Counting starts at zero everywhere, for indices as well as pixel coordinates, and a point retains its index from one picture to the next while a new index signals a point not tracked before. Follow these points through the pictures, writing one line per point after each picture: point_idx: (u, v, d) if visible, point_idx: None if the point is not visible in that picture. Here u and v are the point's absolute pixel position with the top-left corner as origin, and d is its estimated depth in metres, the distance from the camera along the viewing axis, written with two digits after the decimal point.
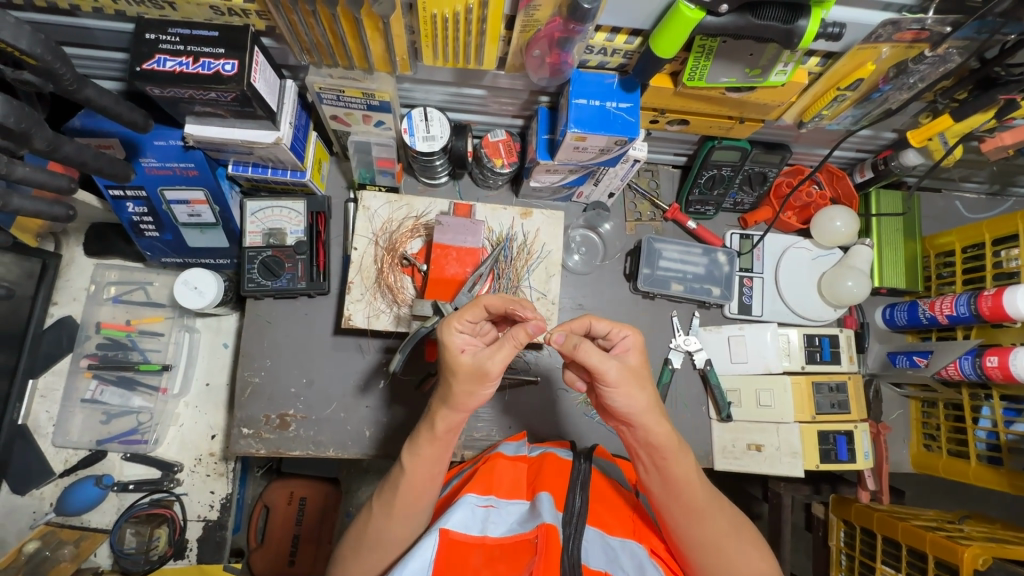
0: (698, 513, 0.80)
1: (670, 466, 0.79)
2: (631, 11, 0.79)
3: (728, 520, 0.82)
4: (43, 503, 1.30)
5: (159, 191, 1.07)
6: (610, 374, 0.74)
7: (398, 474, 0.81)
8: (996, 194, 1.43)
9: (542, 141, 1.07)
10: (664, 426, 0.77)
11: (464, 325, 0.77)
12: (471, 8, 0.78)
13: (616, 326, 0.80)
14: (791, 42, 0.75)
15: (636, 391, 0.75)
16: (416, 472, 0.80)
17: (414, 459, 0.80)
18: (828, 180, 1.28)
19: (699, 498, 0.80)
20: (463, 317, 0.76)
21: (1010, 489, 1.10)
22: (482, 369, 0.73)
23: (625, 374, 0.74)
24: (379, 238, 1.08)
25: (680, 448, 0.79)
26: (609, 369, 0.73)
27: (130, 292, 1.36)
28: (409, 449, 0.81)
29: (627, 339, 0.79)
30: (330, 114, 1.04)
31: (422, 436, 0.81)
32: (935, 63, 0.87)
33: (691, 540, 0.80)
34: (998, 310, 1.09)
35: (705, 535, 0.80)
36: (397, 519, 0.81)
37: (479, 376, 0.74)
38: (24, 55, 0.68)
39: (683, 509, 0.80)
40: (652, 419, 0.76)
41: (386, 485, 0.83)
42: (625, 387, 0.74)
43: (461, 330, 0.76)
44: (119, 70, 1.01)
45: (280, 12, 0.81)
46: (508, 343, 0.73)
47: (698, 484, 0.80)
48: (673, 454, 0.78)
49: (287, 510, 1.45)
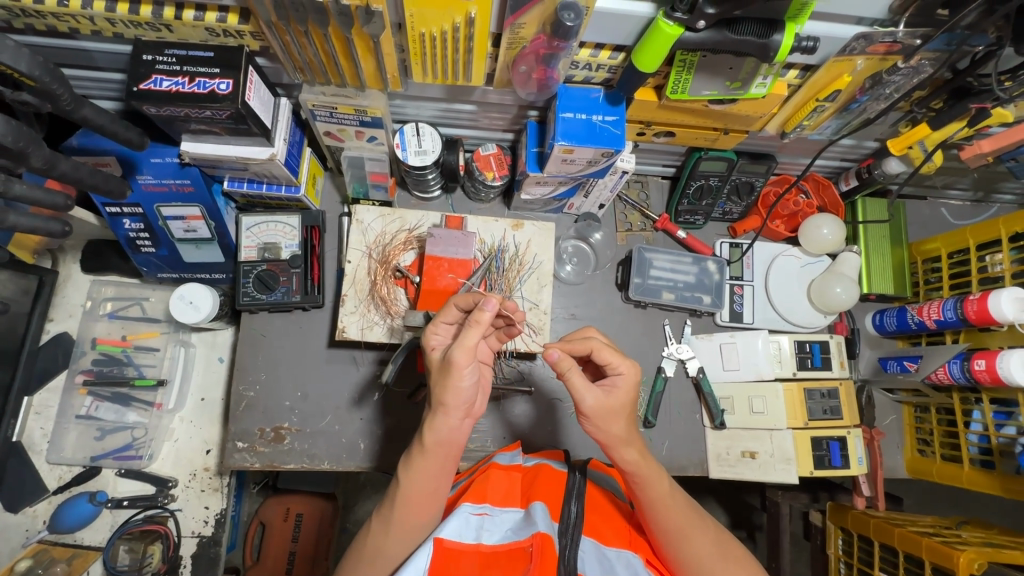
0: (681, 533, 0.80)
1: (645, 488, 0.81)
2: (613, 28, 0.81)
3: (712, 541, 0.82)
4: (36, 522, 1.29)
5: (155, 207, 1.09)
6: (586, 407, 0.78)
7: (395, 491, 0.81)
8: (980, 201, 1.45)
9: (532, 154, 1.09)
10: (633, 453, 0.81)
11: (442, 329, 0.84)
12: (458, 27, 0.80)
13: (615, 359, 0.81)
14: (767, 56, 0.77)
15: (609, 422, 0.79)
16: (419, 493, 0.80)
17: (412, 478, 0.80)
18: (815, 188, 1.31)
19: (676, 522, 0.80)
20: (439, 320, 0.83)
21: (1004, 493, 1.11)
22: (448, 361, 0.75)
23: (602, 409, 0.79)
24: (372, 251, 1.09)
25: (653, 471, 0.81)
26: (587, 400, 0.78)
27: (126, 307, 1.38)
28: (407, 465, 0.81)
29: (619, 378, 0.81)
30: (324, 130, 1.06)
31: (414, 451, 0.81)
32: (908, 75, 0.89)
33: (678, 561, 0.81)
34: (984, 314, 1.10)
35: (689, 555, 0.80)
36: (392, 537, 0.81)
37: (448, 368, 0.76)
38: (23, 76, 0.70)
39: (665, 530, 0.80)
40: (622, 448, 0.80)
41: (385, 501, 0.83)
42: (599, 417, 0.79)
43: (436, 332, 0.84)
44: (117, 90, 1.04)
45: (273, 33, 0.83)
46: (469, 329, 0.74)
47: (676, 506, 0.81)
48: (646, 477, 0.81)
49: (284, 527, 1.44)
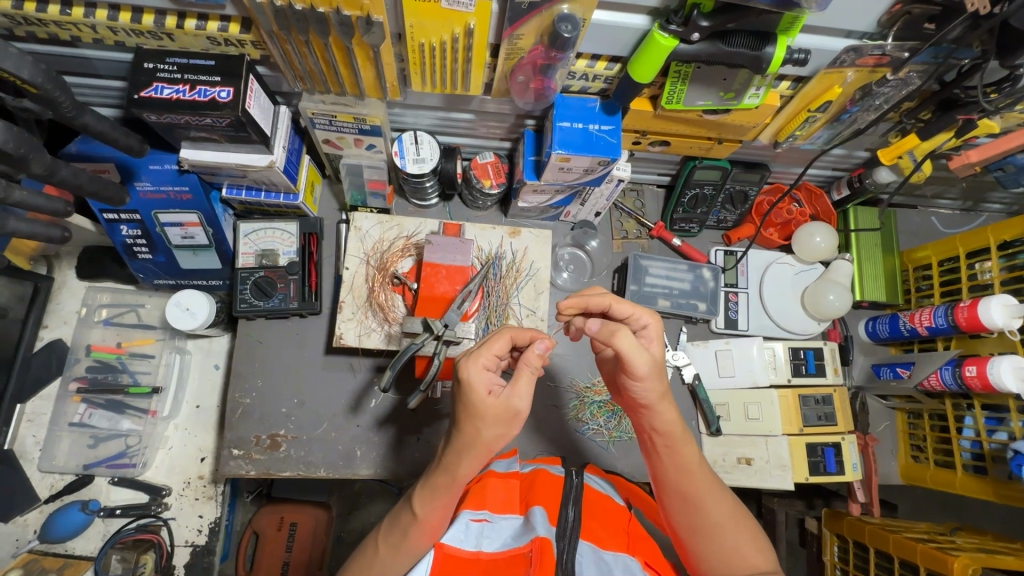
0: (694, 500, 0.81)
1: (675, 452, 0.81)
2: (609, 39, 0.83)
3: (727, 509, 0.81)
4: (26, 531, 1.28)
5: (153, 214, 1.10)
6: (643, 368, 0.75)
7: (410, 519, 0.79)
8: (969, 210, 1.48)
9: (529, 163, 1.10)
10: (674, 414, 0.80)
11: (490, 360, 0.74)
12: (457, 37, 0.82)
13: (638, 312, 0.81)
14: (759, 67, 0.79)
15: (657, 381, 0.77)
16: (434, 518, 0.79)
17: (431, 507, 0.78)
18: (808, 198, 1.34)
19: (698, 487, 0.81)
20: (491, 351, 0.75)
21: (997, 498, 1.12)
22: (511, 409, 0.72)
23: (652, 366, 0.76)
24: (370, 258, 1.10)
25: (684, 437, 0.81)
26: (643, 360, 0.75)
27: (121, 314, 1.37)
28: (422, 496, 0.79)
29: (649, 328, 0.81)
30: (323, 138, 1.07)
31: (439, 481, 0.77)
32: (896, 87, 0.91)
33: (688, 527, 0.82)
34: (974, 321, 1.12)
35: (701, 522, 0.81)
36: (405, 558, 0.80)
37: (509, 417, 0.73)
38: (25, 83, 0.70)
39: (680, 495, 0.82)
40: (665, 409, 0.79)
41: (394, 525, 0.81)
42: (649, 377, 0.76)
43: (485, 368, 0.73)
44: (117, 97, 1.05)
45: (274, 42, 0.84)
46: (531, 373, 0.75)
47: (700, 472, 0.82)
48: (679, 441, 0.81)
49: (276, 537, 1.43)
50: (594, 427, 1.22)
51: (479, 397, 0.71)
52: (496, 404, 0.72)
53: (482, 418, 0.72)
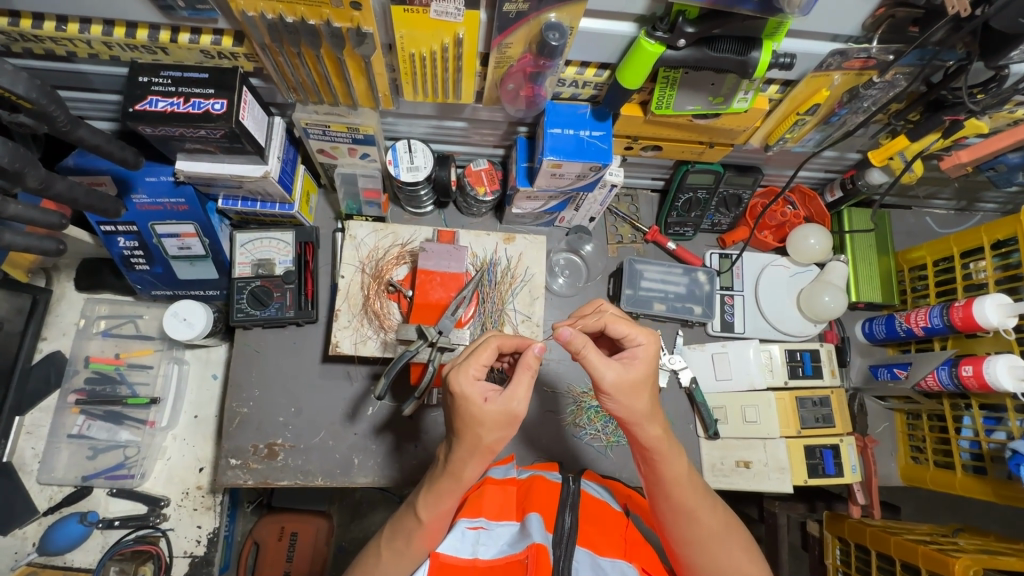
0: (685, 513, 0.81)
1: (658, 467, 0.80)
2: (597, 47, 0.84)
3: (719, 522, 0.81)
4: (25, 544, 1.28)
5: (149, 225, 1.11)
6: (606, 384, 0.75)
7: (411, 523, 0.79)
8: (963, 210, 1.48)
9: (521, 169, 1.11)
10: (656, 431, 0.79)
11: (479, 369, 0.74)
12: (447, 47, 0.83)
13: (632, 331, 0.81)
14: (746, 71, 0.80)
15: (632, 399, 0.76)
16: (436, 522, 0.79)
17: (432, 512, 0.78)
18: (801, 200, 1.35)
19: (688, 499, 0.80)
20: (478, 361, 0.75)
21: (997, 499, 1.11)
22: (511, 413, 0.72)
23: (623, 384, 0.75)
24: (365, 266, 1.11)
25: (672, 450, 0.80)
26: (606, 376, 0.75)
27: (119, 326, 1.37)
28: (426, 501, 0.78)
29: (639, 349, 0.79)
30: (317, 148, 1.08)
31: (442, 482, 0.77)
32: (884, 89, 0.92)
33: (678, 538, 0.82)
34: (969, 320, 1.12)
35: (691, 532, 0.81)
36: (406, 564, 0.81)
37: (509, 421, 0.72)
38: (19, 98, 0.71)
39: (670, 507, 0.81)
40: (645, 424, 0.78)
41: (396, 529, 0.82)
42: (620, 394, 0.76)
43: (475, 376, 0.73)
44: (113, 111, 1.07)
45: (267, 54, 0.85)
46: (522, 369, 0.73)
47: (690, 482, 0.81)
48: (663, 455, 0.79)
49: (277, 547, 1.43)
50: (591, 432, 1.22)
51: (475, 406, 0.71)
52: (495, 410, 0.71)
53: (482, 424, 0.72)
